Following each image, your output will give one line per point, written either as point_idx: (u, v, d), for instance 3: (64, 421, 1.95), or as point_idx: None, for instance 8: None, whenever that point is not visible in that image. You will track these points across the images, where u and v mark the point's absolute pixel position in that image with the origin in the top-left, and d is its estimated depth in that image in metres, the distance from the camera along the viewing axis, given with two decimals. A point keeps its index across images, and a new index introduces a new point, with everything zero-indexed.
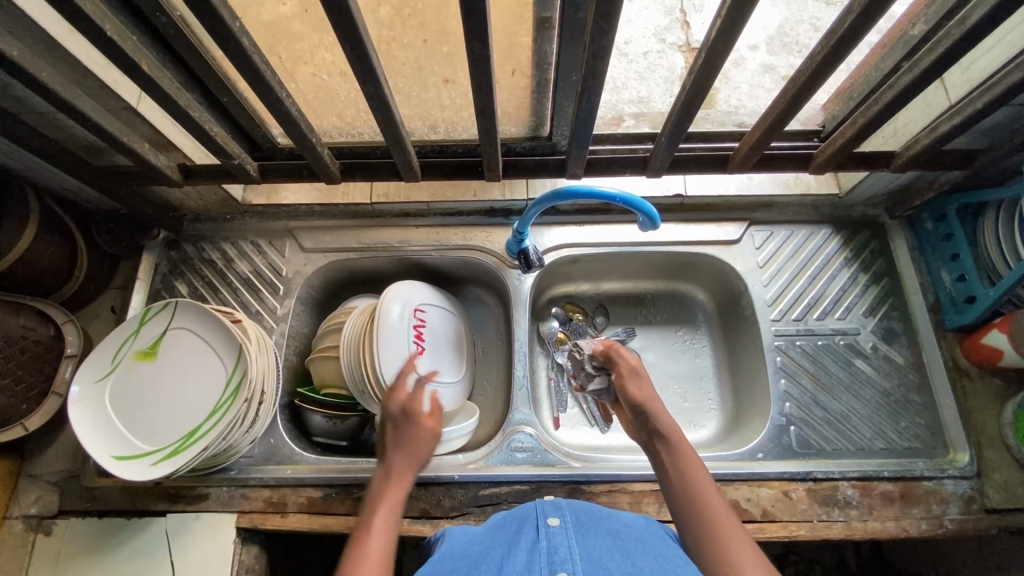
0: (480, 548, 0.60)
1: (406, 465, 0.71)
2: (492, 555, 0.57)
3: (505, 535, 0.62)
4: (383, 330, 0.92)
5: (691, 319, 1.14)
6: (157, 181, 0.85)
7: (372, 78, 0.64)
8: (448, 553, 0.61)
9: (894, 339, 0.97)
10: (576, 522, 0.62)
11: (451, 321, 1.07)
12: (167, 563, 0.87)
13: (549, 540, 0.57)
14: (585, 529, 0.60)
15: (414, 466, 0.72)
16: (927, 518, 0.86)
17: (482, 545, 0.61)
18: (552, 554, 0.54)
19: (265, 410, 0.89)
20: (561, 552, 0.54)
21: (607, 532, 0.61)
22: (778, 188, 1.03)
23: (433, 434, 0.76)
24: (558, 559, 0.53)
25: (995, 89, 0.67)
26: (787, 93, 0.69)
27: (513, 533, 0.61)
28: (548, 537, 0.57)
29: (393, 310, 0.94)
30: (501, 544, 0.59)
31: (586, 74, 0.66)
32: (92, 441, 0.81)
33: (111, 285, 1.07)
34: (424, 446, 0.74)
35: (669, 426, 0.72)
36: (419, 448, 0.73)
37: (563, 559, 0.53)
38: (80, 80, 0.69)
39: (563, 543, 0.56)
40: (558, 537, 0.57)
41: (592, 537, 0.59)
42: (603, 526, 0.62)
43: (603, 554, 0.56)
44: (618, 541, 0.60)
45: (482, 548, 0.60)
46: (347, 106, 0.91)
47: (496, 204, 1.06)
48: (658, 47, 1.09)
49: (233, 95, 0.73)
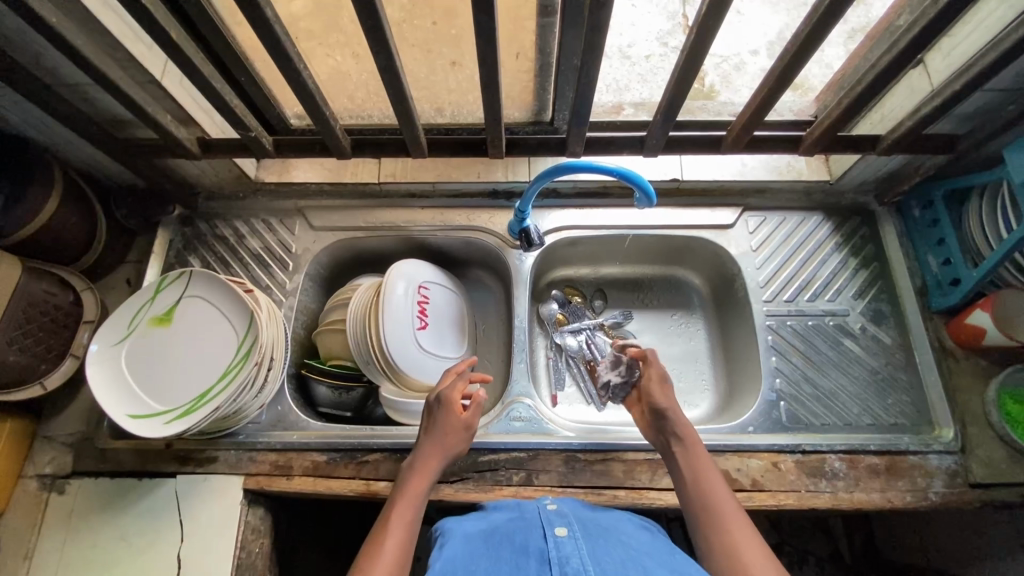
0: (488, 558, 0.61)
1: (437, 455, 0.79)
2: (502, 564, 0.59)
3: (513, 541, 0.64)
4: (391, 305, 0.96)
5: (687, 303, 1.18)
6: (177, 153, 0.90)
7: (385, 50, 0.68)
8: (454, 559, 0.62)
9: (882, 321, 1.01)
10: (584, 532, 0.65)
11: (453, 300, 1.11)
12: (175, 522, 0.90)
13: (559, 550, 0.59)
14: (594, 540, 0.63)
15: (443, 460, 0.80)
16: (912, 491, 0.89)
17: (490, 552, 0.62)
18: (564, 564, 0.57)
19: (274, 376, 0.92)
20: (573, 563, 0.57)
21: (615, 543, 0.63)
22: (771, 174, 1.06)
23: (463, 433, 0.82)
24: (570, 570, 0.56)
25: (971, 71, 0.71)
26: (775, 73, 0.74)
27: (522, 542, 0.63)
28: (557, 547, 0.60)
29: (400, 286, 0.99)
30: (511, 552, 0.61)
31: (585, 50, 0.70)
32: (109, 400, 0.85)
33: (127, 259, 1.11)
34: (454, 440, 0.81)
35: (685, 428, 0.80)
36: (450, 442, 0.81)
37: (575, 568, 0.56)
38: (110, 52, 0.74)
39: (573, 552, 0.59)
40: (567, 547, 0.60)
41: (602, 547, 0.62)
42: (611, 538, 0.65)
43: (612, 561, 0.58)
44: (627, 551, 0.61)
45: (490, 556, 0.61)
46: (358, 87, 0.95)
47: (498, 186, 1.10)
48: (660, 50, 1.16)
49: (252, 73, 0.77)
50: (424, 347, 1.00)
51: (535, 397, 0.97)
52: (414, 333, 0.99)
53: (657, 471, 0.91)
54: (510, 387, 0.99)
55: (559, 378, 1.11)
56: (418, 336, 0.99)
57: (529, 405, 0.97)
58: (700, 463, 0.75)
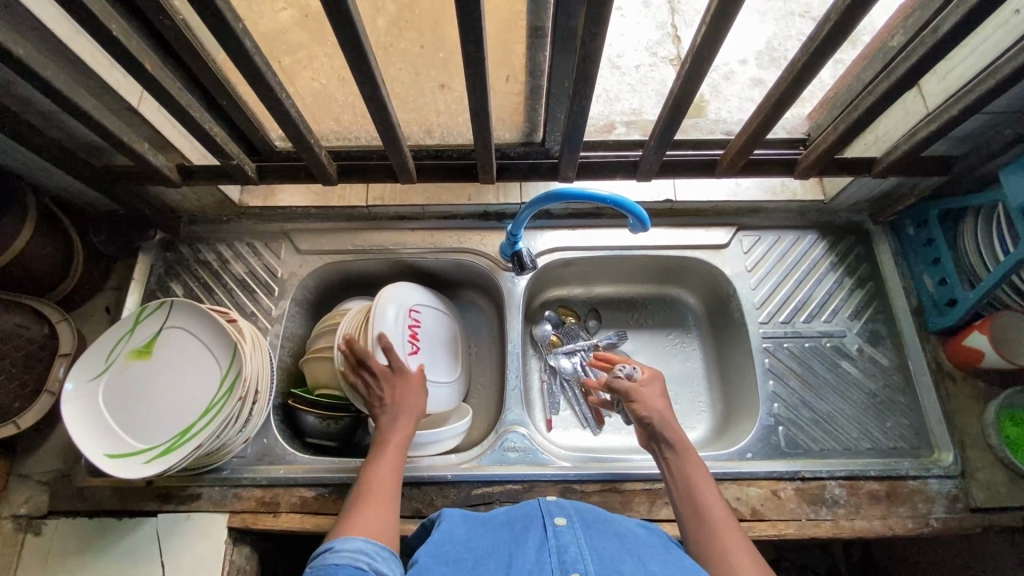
0: (486, 543, 0.60)
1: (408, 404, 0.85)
2: (499, 551, 0.56)
3: (510, 531, 0.61)
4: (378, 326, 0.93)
5: (682, 322, 1.16)
6: (156, 181, 0.87)
7: (370, 79, 0.66)
8: (446, 541, 0.60)
9: (879, 342, 1.00)
10: (584, 521, 0.62)
11: (444, 323, 1.07)
12: (157, 563, 0.87)
13: (558, 539, 0.56)
14: (592, 530, 0.60)
15: (415, 410, 0.86)
16: (913, 517, 0.87)
17: (487, 539, 0.60)
18: (563, 553, 0.54)
19: (259, 408, 0.89)
20: (571, 552, 0.54)
21: (614, 535, 0.60)
22: (765, 194, 1.04)
23: (421, 388, 0.89)
24: (569, 559, 0.53)
25: (968, 97, 0.71)
26: (770, 99, 0.73)
27: (520, 530, 0.60)
28: (556, 537, 0.57)
29: (389, 306, 0.96)
30: (507, 541, 0.58)
31: (577, 79, 0.68)
32: (85, 439, 0.81)
33: (106, 285, 1.07)
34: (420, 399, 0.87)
35: (675, 433, 0.79)
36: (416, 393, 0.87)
37: (573, 558, 0.53)
38: (83, 81, 0.71)
39: (572, 541, 0.56)
40: (566, 535, 0.57)
41: (602, 538, 0.59)
42: (608, 529, 0.62)
43: (612, 554, 0.55)
44: (627, 544, 0.59)
45: (487, 542, 0.59)
46: (345, 110, 0.93)
47: (490, 208, 1.07)
48: (649, 60, 1.16)
49: (233, 100, 0.75)
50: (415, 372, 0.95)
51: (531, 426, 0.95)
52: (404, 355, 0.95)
53: (656, 500, 0.89)
54: (505, 414, 0.97)
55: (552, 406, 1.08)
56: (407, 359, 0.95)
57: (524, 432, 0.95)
58: (693, 468, 0.76)
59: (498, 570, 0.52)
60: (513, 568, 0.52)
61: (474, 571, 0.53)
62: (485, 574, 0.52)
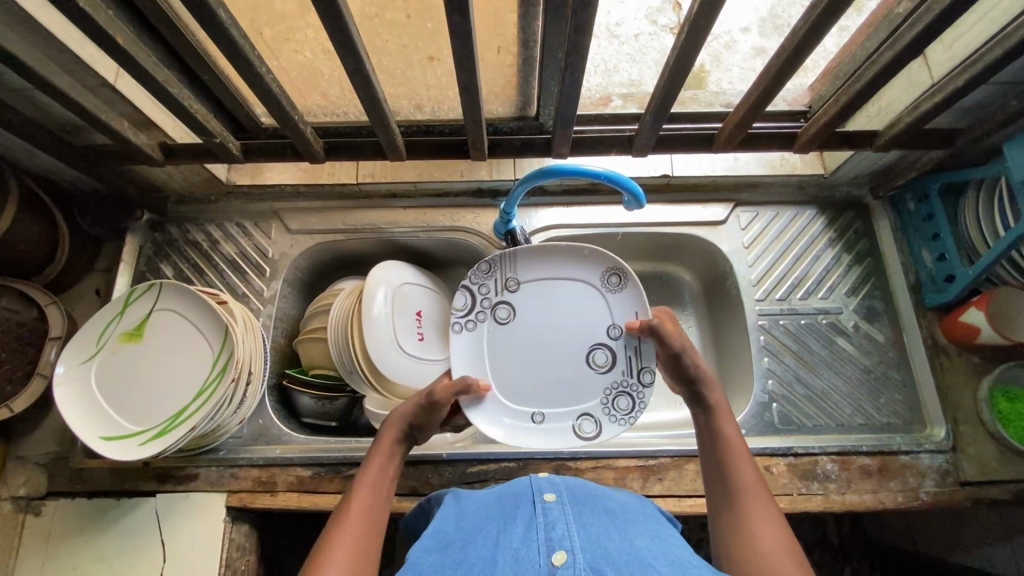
0: (475, 522, 0.60)
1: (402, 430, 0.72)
2: (489, 530, 0.57)
3: (499, 510, 0.61)
4: (621, 293, 0.85)
5: (679, 299, 1.15)
6: (138, 160, 0.85)
7: (351, 51, 0.63)
8: (442, 526, 0.60)
9: (875, 318, 0.99)
10: (573, 499, 0.62)
11: (483, 321, 0.87)
12: (157, 541, 0.88)
13: (546, 516, 0.56)
14: (582, 507, 0.60)
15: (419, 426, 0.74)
16: (903, 491, 0.88)
17: (476, 518, 0.60)
18: (550, 530, 0.54)
19: (253, 389, 0.89)
20: (559, 529, 0.54)
21: (603, 511, 0.60)
22: (764, 169, 1.02)
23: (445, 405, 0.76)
24: (556, 536, 0.52)
25: (976, 66, 0.68)
26: (770, 71, 0.71)
27: (509, 508, 0.60)
28: (544, 514, 0.57)
29: (581, 266, 0.87)
30: (496, 520, 0.58)
31: (569, 49, 0.64)
32: (78, 423, 0.81)
33: (95, 267, 1.06)
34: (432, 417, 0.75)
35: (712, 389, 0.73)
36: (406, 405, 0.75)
37: (560, 535, 0.53)
38: (55, 55, 0.68)
39: (560, 518, 0.56)
40: (554, 513, 0.57)
41: (590, 515, 0.59)
42: (598, 504, 0.62)
43: (600, 530, 0.55)
44: (615, 520, 0.59)
45: (477, 522, 0.60)
46: (331, 85, 0.87)
47: (484, 185, 1.05)
48: (649, 28, 1.10)
49: (215, 77, 0.72)
50: (611, 366, 0.86)
51: (599, 412, 0.86)
52: (601, 343, 0.86)
53: (649, 477, 0.90)
54: (557, 404, 0.86)
55: (642, 381, 0.85)
56: (600, 349, 0.86)
57: (625, 394, 0.85)
58: (725, 429, 0.69)
59: (485, 550, 0.52)
60: (500, 547, 0.52)
61: (462, 552, 0.53)
62: (472, 554, 0.52)
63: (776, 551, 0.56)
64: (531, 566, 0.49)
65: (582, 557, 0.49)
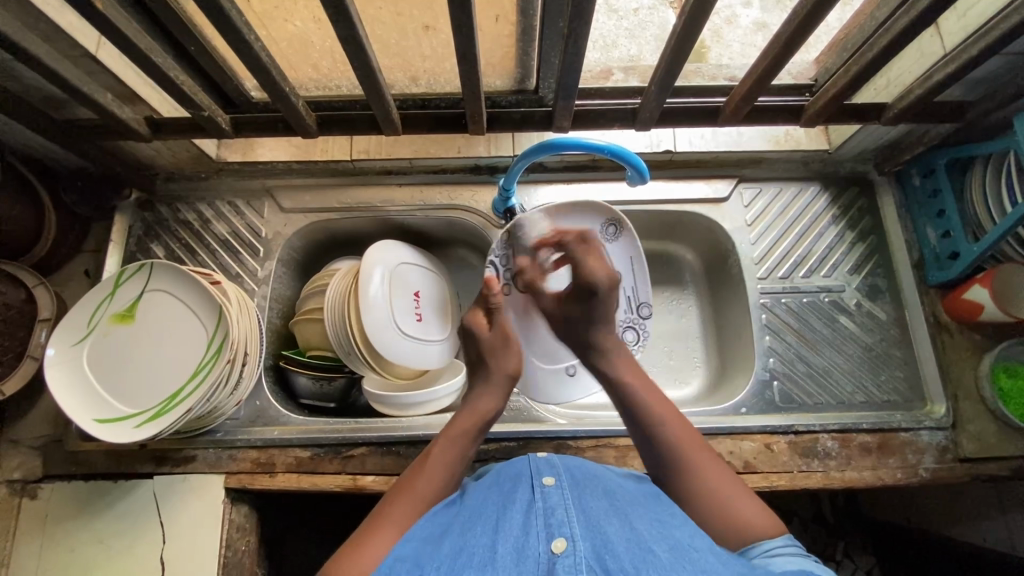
0: (474, 506, 0.59)
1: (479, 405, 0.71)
2: (488, 514, 0.56)
3: (499, 493, 0.60)
4: (619, 242, 0.89)
5: (680, 278, 1.14)
6: (124, 135, 0.82)
7: (345, 19, 0.60)
8: (441, 511, 0.60)
9: (877, 296, 0.99)
10: (572, 481, 0.61)
11: (507, 294, 0.88)
12: (156, 523, 0.88)
13: (545, 501, 0.56)
14: (581, 490, 0.60)
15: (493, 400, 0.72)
16: (903, 467, 0.89)
17: (475, 502, 0.60)
18: (550, 516, 0.53)
19: (249, 370, 0.87)
20: (558, 514, 0.53)
21: (603, 493, 0.60)
22: (768, 144, 1.00)
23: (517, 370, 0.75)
24: (555, 522, 0.52)
25: (991, 35, 0.66)
26: (779, 38, 0.68)
27: (509, 491, 0.60)
28: (543, 498, 0.57)
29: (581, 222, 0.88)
30: (495, 504, 0.58)
31: (572, 14, 0.61)
32: (71, 406, 0.79)
33: (84, 248, 1.03)
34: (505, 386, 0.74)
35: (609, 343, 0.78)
36: (493, 390, 0.73)
37: (559, 521, 0.52)
38: (30, 22, 0.65)
39: (560, 502, 0.55)
40: (553, 497, 0.56)
41: (590, 498, 0.58)
42: (598, 486, 0.62)
43: (601, 514, 0.55)
44: (616, 502, 0.58)
45: (476, 506, 0.59)
46: (323, 56, 0.83)
47: (482, 161, 1.03)
48: (648, 2, 1.08)
49: (201, 46, 0.69)
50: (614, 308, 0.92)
51: None
52: None
53: None
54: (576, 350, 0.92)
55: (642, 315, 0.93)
56: None
57: (633, 328, 0.92)
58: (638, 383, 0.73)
59: (483, 536, 0.52)
60: (499, 533, 0.52)
61: (460, 538, 0.53)
62: (471, 541, 0.51)
63: (732, 497, 0.63)
64: (532, 554, 0.49)
65: (582, 544, 0.49)
